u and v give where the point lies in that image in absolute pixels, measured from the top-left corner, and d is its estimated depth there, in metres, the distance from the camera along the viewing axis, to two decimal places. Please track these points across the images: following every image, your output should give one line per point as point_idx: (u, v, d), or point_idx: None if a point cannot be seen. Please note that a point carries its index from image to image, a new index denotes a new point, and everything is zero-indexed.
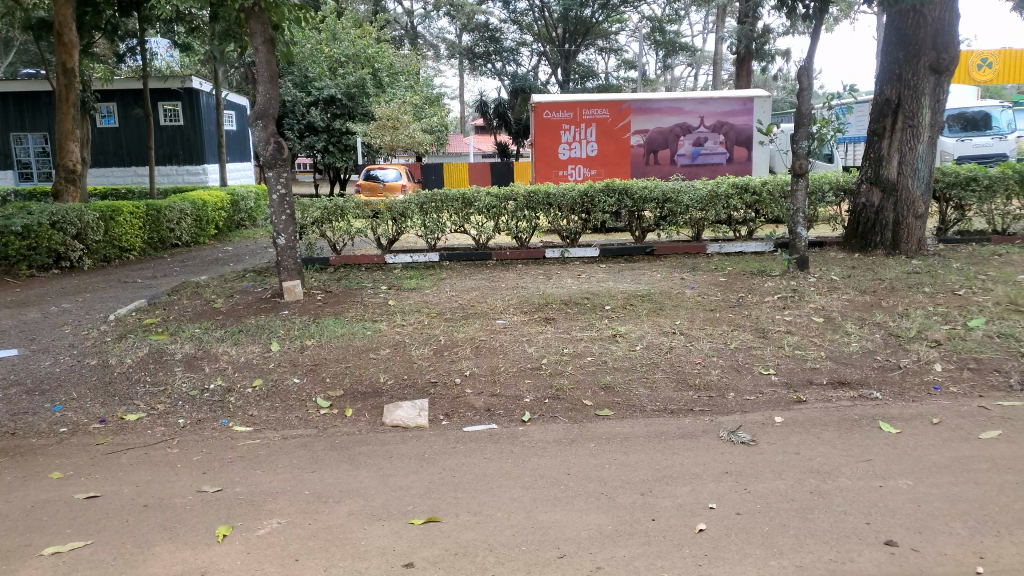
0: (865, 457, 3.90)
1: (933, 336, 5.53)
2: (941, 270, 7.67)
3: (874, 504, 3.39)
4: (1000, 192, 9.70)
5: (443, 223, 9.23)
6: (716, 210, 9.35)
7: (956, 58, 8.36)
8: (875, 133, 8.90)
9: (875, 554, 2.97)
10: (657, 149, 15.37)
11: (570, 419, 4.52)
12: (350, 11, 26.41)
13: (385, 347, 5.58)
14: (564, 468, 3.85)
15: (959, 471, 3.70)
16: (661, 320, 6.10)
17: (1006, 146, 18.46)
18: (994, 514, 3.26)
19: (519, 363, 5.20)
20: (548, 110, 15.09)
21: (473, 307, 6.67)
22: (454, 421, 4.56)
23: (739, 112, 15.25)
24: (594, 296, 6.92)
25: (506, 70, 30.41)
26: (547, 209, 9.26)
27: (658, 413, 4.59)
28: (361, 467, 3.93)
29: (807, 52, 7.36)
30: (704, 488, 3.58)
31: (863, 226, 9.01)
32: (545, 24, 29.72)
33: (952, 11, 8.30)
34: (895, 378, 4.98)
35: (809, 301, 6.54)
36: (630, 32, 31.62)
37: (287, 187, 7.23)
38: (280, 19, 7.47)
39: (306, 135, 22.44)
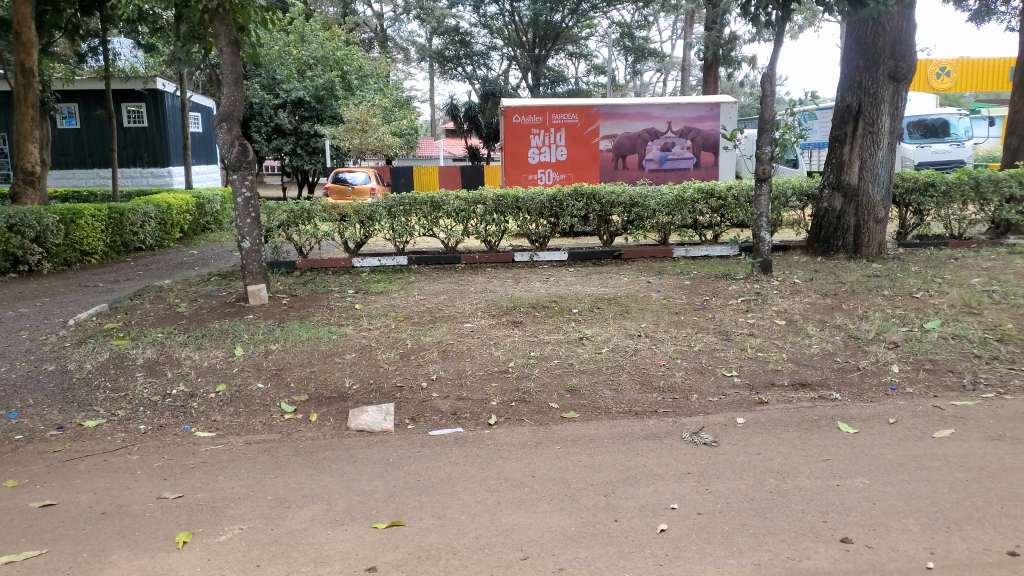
0: (823, 457, 3.98)
1: (891, 338, 5.66)
2: (901, 273, 7.85)
3: (832, 503, 3.46)
4: (956, 198, 9.96)
5: (411, 226, 9.20)
6: (682, 215, 9.45)
7: (912, 67, 8.62)
8: (836, 138, 9.03)
9: (831, 551, 3.03)
10: (625, 154, 15.50)
11: (536, 422, 4.55)
12: (319, 13, 26.27)
13: (350, 351, 5.56)
14: (529, 471, 3.87)
15: (914, 469, 3.80)
16: (627, 323, 6.16)
17: (963, 153, 18.96)
18: (945, 510, 3.35)
19: (486, 366, 5.22)
20: (517, 114, 15.14)
21: (441, 311, 6.67)
22: (420, 425, 4.56)
23: (706, 118, 15.43)
24: (562, 299, 6.95)
25: (476, 73, 30.45)
26: (516, 212, 9.27)
27: (623, 415, 4.64)
28: (325, 472, 3.91)
29: (770, 60, 7.50)
30: (666, 489, 3.62)
31: (826, 230, 9.17)
32: (515, 29, 29.84)
33: (909, 21, 8.56)
34: (854, 378, 5.09)
35: (772, 304, 6.64)
36: (600, 37, 31.87)
37: (252, 190, 7.17)
38: (245, 20, 7.42)
39: (274, 137, 22.19)
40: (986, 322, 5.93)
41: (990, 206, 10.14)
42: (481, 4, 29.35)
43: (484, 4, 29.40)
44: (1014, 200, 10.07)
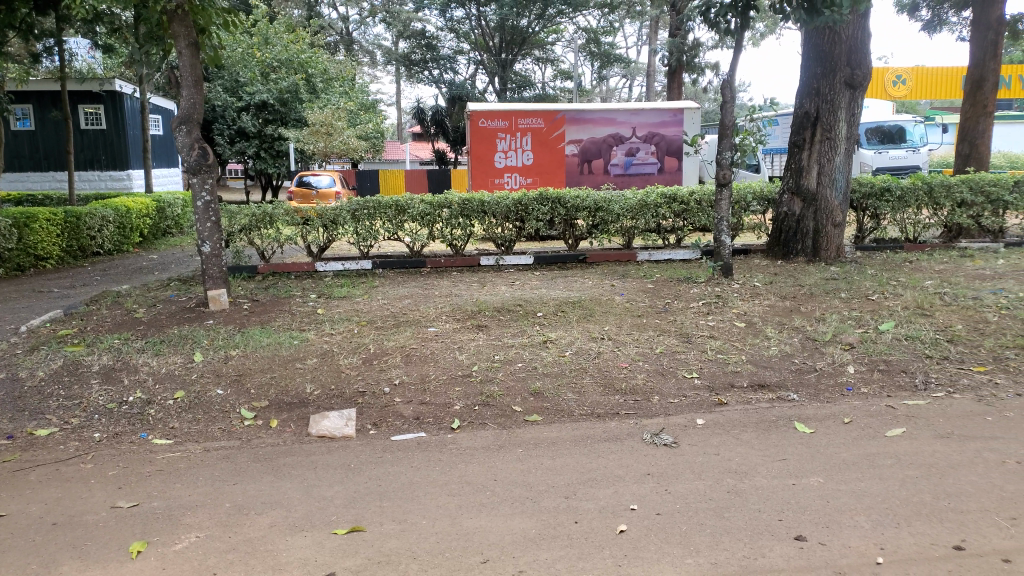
0: (779, 457, 4.05)
1: (847, 339, 5.78)
2: (857, 276, 8.02)
3: (787, 501, 3.53)
4: (911, 203, 10.22)
5: (376, 230, 9.16)
6: (645, 219, 9.55)
7: (868, 75, 8.74)
8: (795, 144, 9.21)
9: (785, 548, 3.09)
10: (591, 159, 15.62)
11: (499, 426, 4.56)
12: (283, 15, 26.02)
13: (312, 356, 5.52)
14: (491, 475, 3.88)
15: (867, 467, 3.89)
16: (590, 327, 6.20)
17: (918, 159, 19.50)
18: (895, 507, 3.44)
19: (449, 370, 5.21)
20: (483, 118, 15.10)
21: (405, 315, 6.65)
22: (382, 430, 4.54)
23: (670, 123, 15.68)
24: (527, 303, 6.98)
25: (443, 77, 30.42)
26: (481, 216, 9.28)
27: (586, 417, 4.67)
28: (285, 478, 3.88)
29: (730, 66, 7.62)
30: (626, 490, 3.66)
31: (786, 234, 9.34)
32: (482, 33, 29.89)
33: (865, 29, 8.67)
34: (811, 380, 5.19)
35: (732, 307, 6.74)
36: (566, 43, 32.08)
37: (212, 194, 7.07)
38: (206, 23, 7.34)
39: (237, 140, 21.88)
40: (937, 323, 6.10)
41: (943, 211, 10.42)
42: (447, 8, 29.36)
43: (450, 8, 29.41)
44: (965, 204, 10.39)
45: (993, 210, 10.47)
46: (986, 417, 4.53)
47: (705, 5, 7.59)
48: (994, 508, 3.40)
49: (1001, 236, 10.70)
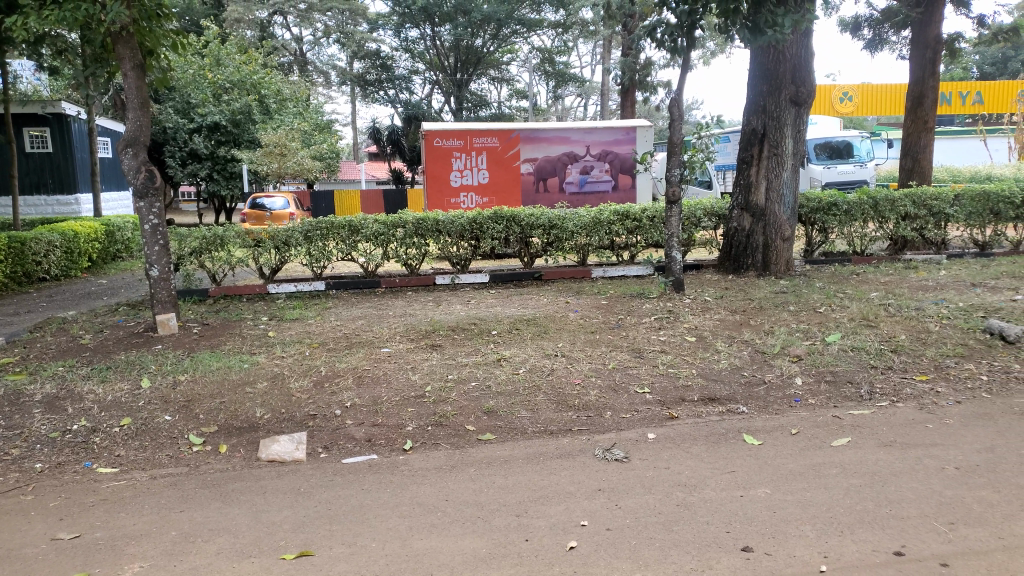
0: (728, 469, 4.12)
1: (795, 351, 5.91)
2: (805, 289, 8.20)
3: (735, 513, 3.58)
4: (857, 217, 10.50)
5: (329, 251, 9.10)
6: (599, 236, 9.65)
7: (813, 93, 8.98)
8: (744, 161, 9.43)
9: (732, 560, 3.14)
10: (546, 177, 15.78)
11: (452, 446, 4.55)
12: (234, 36, 25.70)
13: (262, 380, 5.43)
14: (443, 495, 3.86)
15: (813, 477, 3.97)
16: (545, 344, 6.24)
17: (866, 173, 20.07)
18: (840, 515, 3.52)
19: (401, 392, 5.17)
20: (438, 138, 15.11)
21: (357, 336, 6.60)
22: (333, 453, 4.49)
23: (623, 142, 15.94)
24: (481, 321, 6.98)
25: (398, 97, 30.48)
26: (435, 235, 9.26)
27: (539, 434, 4.68)
28: (233, 504, 3.81)
29: (678, 85, 7.78)
30: (577, 506, 3.68)
31: (736, 249, 9.53)
32: (437, 53, 29.98)
33: (808, 49, 8.95)
34: (760, 393, 5.28)
35: (683, 321, 6.83)
36: (521, 63, 32.35)
37: (160, 217, 6.96)
38: (154, 44, 7.21)
39: (189, 162, 21.73)
40: (881, 334, 6.27)
41: (888, 224, 10.72)
42: (402, 28, 29.37)
43: (404, 28, 29.41)
44: (909, 217, 10.72)
45: (936, 223, 10.83)
46: (927, 425, 4.67)
47: (653, 25, 7.73)
48: (933, 513, 3.49)
49: (943, 247, 11.07)
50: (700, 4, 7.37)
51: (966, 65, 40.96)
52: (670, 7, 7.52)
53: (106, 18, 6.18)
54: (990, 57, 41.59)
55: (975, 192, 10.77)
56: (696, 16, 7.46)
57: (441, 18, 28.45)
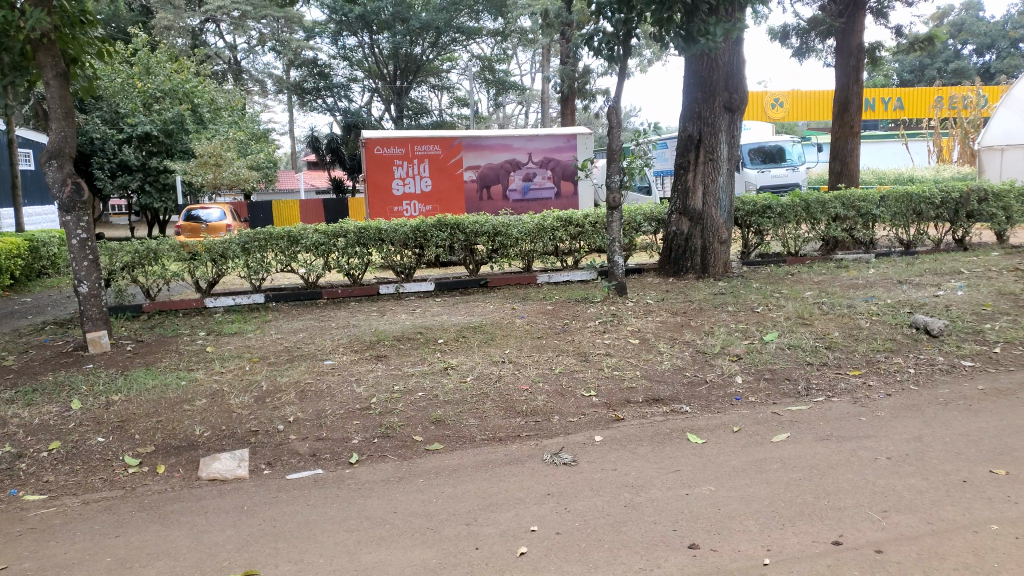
0: (673, 468, 4.18)
1: (734, 351, 6.05)
2: (743, 290, 8.43)
3: (681, 511, 3.65)
4: (790, 219, 10.84)
5: (268, 262, 8.94)
6: (543, 242, 9.72)
7: (745, 99, 9.24)
8: (680, 166, 9.60)
9: (679, 557, 3.19)
10: (489, 185, 15.82)
11: (399, 457, 4.51)
12: (164, 43, 24.95)
13: (201, 397, 5.29)
14: (390, 507, 3.82)
15: (755, 473, 4.07)
16: (492, 351, 6.24)
17: (798, 177, 20.74)
18: (781, 509, 3.61)
19: (346, 405, 5.10)
20: (379, 146, 14.95)
21: (300, 350, 6.48)
22: (277, 469, 4.40)
23: (564, 149, 16.18)
24: (427, 330, 6.94)
25: (337, 105, 30.18)
26: (378, 244, 9.19)
27: (487, 442, 4.68)
28: (173, 525, 3.70)
29: (615, 92, 7.89)
30: (527, 512, 3.69)
31: (675, 252, 9.71)
32: (376, 61, 29.78)
33: (739, 56, 9.27)
34: (702, 392, 5.39)
35: (627, 324, 6.93)
36: (461, 71, 32.39)
37: (88, 231, 6.71)
38: (78, 52, 6.96)
39: (119, 174, 21.06)
40: (816, 331, 6.48)
41: (820, 225, 11.09)
42: (339, 36, 29.03)
43: (342, 36, 29.10)
44: (839, 219, 11.10)
45: (864, 223, 11.26)
46: (860, 418, 4.84)
47: (590, 33, 7.84)
48: (868, 502, 3.62)
49: (871, 247, 11.51)
50: (635, 13, 7.50)
51: (890, 72, 42.68)
52: (607, 16, 7.65)
53: (25, 24, 5.95)
54: (908, 65, 43.51)
55: (898, 193, 11.24)
56: (632, 24, 7.60)
57: (380, 26, 28.26)
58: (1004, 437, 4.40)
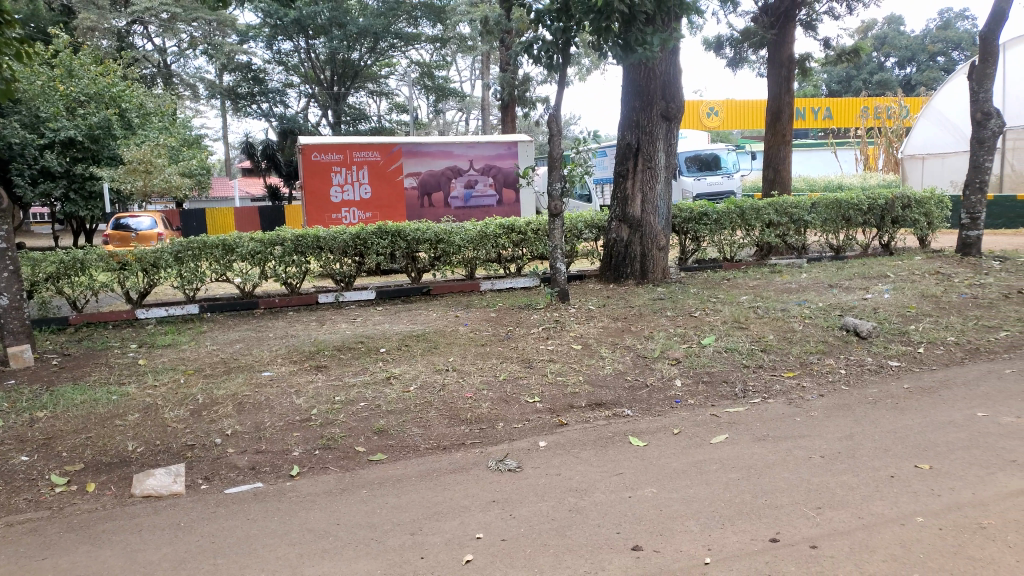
0: (616, 471, 4.24)
1: (673, 354, 6.17)
2: (681, 295, 8.61)
3: (624, 514, 3.69)
4: (726, 225, 11.11)
5: (202, 272, 8.72)
6: (486, 249, 9.72)
7: (681, 108, 9.45)
8: (620, 174, 9.76)
9: (623, 559, 3.24)
10: (430, 192, 15.79)
11: (341, 468, 4.44)
12: (89, 45, 24.04)
13: (134, 412, 5.11)
14: (333, 519, 3.76)
15: (695, 474, 4.16)
16: (435, 359, 6.22)
17: (733, 184, 21.31)
18: (721, 509, 3.69)
19: (286, 416, 5.01)
20: (316, 152, 14.70)
21: (237, 361, 6.33)
22: (215, 484, 4.29)
23: (505, 156, 16.24)
24: (368, 340, 6.87)
25: (273, 111, 29.66)
26: (317, 252, 9.05)
27: (431, 451, 4.66)
28: (104, 545, 3.57)
29: (555, 100, 7.98)
30: (472, 519, 3.68)
31: (616, 259, 9.85)
32: (312, 66, 29.38)
33: (676, 66, 9.48)
34: (643, 396, 5.47)
35: (569, 330, 6.99)
36: (400, 77, 32.20)
37: (8, 241, 6.41)
38: None
39: (40, 181, 20.20)
40: (752, 335, 6.66)
41: (754, 231, 11.41)
42: (274, 40, 28.54)
43: (277, 41, 28.61)
44: (773, 225, 11.45)
45: (796, 229, 11.64)
46: (795, 418, 5.00)
47: (530, 41, 7.90)
48: (803, 500, 3.74)
49: (803, 252, 11.88)
50: (574, 22, 7.60)
51: (818, 82, 44.19)
52: (546, 24, 7.72)
53: None
54: (836, 76, 45.22)
55: (828, 200, 11.66)
56: (570, 33, 7.69)
57: (316, 30, 27.88)
58: (928, 433, 4.61)
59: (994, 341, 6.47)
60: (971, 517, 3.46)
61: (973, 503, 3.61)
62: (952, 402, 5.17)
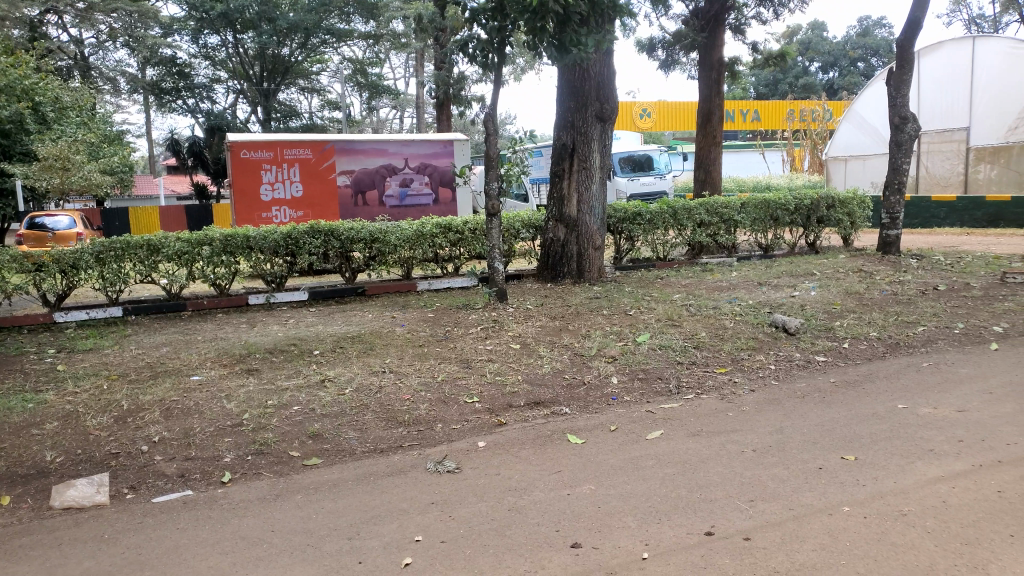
0: (554, 469, 4.26)
1: (610, 352, 6.24)
2: (616, 294, 8.71)
3: (563, 511, 3.71)
4: (659, 225, 11.32)
5: (126, 273, 8.40)
6: (422, 249, 9.63)
7: (616, 109, 9.54)
8: (556, 174, 9.82)
9: (562, 557, 3.25)
10: (364, 190, 15.57)
11: (275, 473, 4.34)
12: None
13: (52, 420, 4.87)
14: (267, 526, 3.67)
15: (632, 470, 4.21)
16: (371, 361, 6.12)
17: (664, 185, 21.73)
18: (657, 504, 3.75)
19: (217, 421, 4.85)
20: (245, 150, 14.33)
21: (164, 365, 6.11)
22: (141, 493, 4.13)
23: (441, 155, 16.16)
24: (302, 342, 6.73)
25: (199, 107, 28.81)
26: (247, 252, 8.82)
27: (368, 454, 4.59)
28: (19, 562, 3.38)
29: (491, 100, 7.97)
30: (410, 522, 3.64)
31: (552, 259, 9.91)
32: (241, 62, 28.61)
33: (610, 67, 9.51)
34: (581, 393, 5.52)
35: (508, 330, 7.00)
36: (332, 74, 31.68)
37: None
38: None
39: None
40: (685, 332, 6.78)
41: (686, 231, 11.65)
42: (200, 34, 27.61)
43: (203, 34, 27.68)
44: (704, 225, 11.73)
45: (726, 229, 11.93)
46: (728, 413, 5.12)
47: (464, 39, 7.86)
48: (736, 494, 3.83)
49: (733, 251, 12.19)
50: (509, 22, 7.63)
51: (745, 84, 45.45)
52: (481, 23, 7.71)
53: None
54: (763, 79, 46.54)
55: (757, 201, 12.01)
56: (505, 32, 7.69)
57: (243, 24, 27.17)
58: (853, 425, 4.78)
59: (913, 336, 6.77)
60: (893, 505, 3.61)
61: (895, 491, 3.77)
62: (874, 395, 5.39)
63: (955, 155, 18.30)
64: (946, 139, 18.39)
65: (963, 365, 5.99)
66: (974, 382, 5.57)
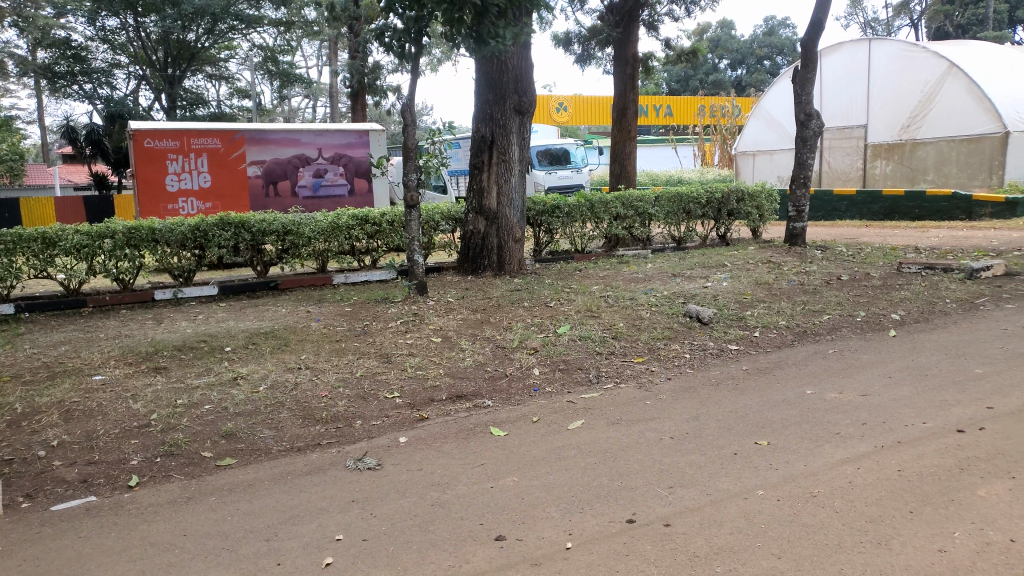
0: (478, 463, 4.24)
1: (531, 344, 6.27)
2: (537, 286, 8.77)
3: (486, 504, 3.71)
4: (577, 218, 11.45)
5: (18, 268, 7.90)
6: (338, 241, 9.42)
7: (533, 102, 9.63)
8: (475, 167, 9.74)
9: (487, 551, 3.24)
10: (276, 181, 15.10)
11: (186, 476, 4.16)
12: None
13: None
14: (179, 530, 3.51)
15: (554, 460, 4.24)
16: (287, 357, 5.94)
17: (581, 178, 22.02)
18: (580, 493, 3.80)
19: (122, 423, 4.62)
20: (148, 139, 13.65)
21: (62, 365, 5.76)
22: (39, 501, 3.87)
23: (356, 145, 15.85)
24: (212, 338, 6.48)
25: (97, 93, 27.23)
26: (152, 246, 8.42)
27: (285, 453, 4.46)
28: None
29: (409, 91, 7.86)
30: (331, 521, 3.56)
31: (473, 251, 9.86)
32: (143, 46, 27.14)
33: (527, 61, 9.60)
34: (502, 385, 5.53)
35: (428, 324, 6.93)
36: (241, 61, 30.57)
37: None
38: None
39: None
40: (603, 323, 6.88)
41: (603, 224, 11.84)
42: (97, 16, 26.07)
43: (101, 16, 26.14)
44: (620, 218, 11.95)
45: (641, 222, 12.19)
46: (645, 401, 5.23)
47: (380, 28, 7.71)
48: (655, 480, 3.92)
49: (648, 243, 12.46)
50: (426, 11, 7.49)
51: (658, 80, 46.52)
52: (398, 12, 7.57)
53: None
54: (675, 75, 47.85)
55: (671, 194, 12.32)
56: (422, 22, 7.58)
57: (145, 7, 25.85)
58: (764, 412, 4.95)
59: (819, 324, 7.10)
60: (803, 487, 3.76)
61: (805, 474, 3.93)
62: (783, 381, 5.62)
63: (854, 151, 19.30)
64: (846, 136, 19.39)
65: (865, 351, 6.31)
66: (874, 367, 5.88)
